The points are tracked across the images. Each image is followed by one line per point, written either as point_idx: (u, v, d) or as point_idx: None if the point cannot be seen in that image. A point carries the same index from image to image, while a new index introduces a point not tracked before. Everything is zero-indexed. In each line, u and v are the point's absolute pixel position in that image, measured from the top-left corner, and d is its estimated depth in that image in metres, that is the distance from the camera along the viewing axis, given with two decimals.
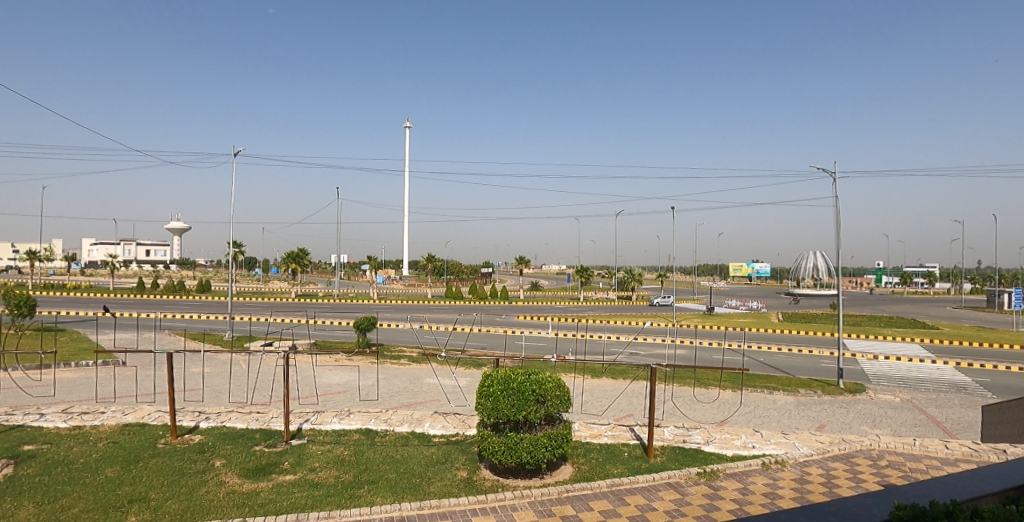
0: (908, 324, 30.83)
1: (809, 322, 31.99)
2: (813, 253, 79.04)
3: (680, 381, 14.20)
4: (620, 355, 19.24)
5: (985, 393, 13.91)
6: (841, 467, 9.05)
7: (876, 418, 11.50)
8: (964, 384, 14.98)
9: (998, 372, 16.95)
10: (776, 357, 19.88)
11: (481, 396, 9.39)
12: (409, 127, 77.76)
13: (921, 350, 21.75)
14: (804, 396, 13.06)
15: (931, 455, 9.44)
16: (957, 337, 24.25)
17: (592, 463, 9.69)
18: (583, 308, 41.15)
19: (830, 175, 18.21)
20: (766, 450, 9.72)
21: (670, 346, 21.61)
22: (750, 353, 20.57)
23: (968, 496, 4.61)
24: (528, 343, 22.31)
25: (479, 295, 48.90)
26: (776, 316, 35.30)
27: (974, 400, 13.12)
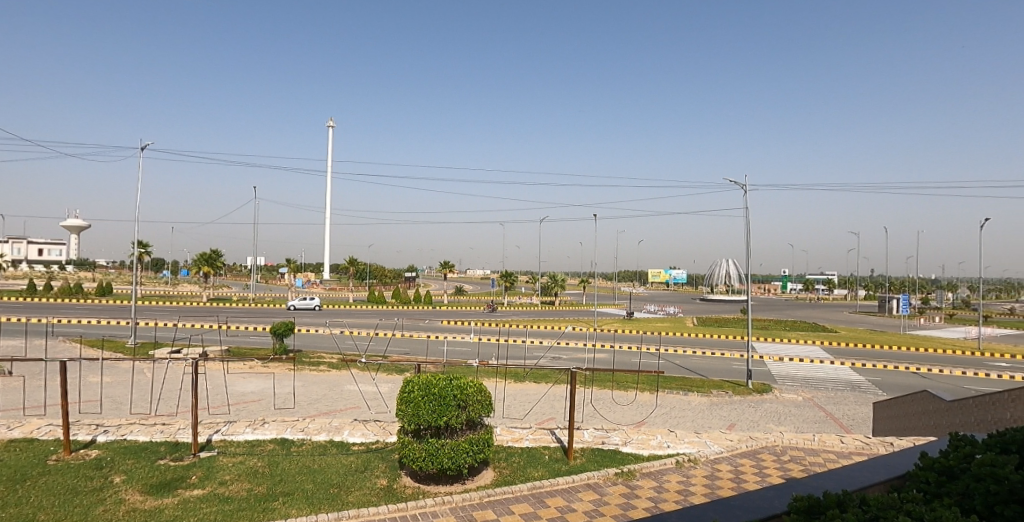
0: (810, 328, 33.02)
1: (723, 327, 33.53)
2: (725, 261, 83.51)
3: (600, 384, 14.53)
4: (542, 359, 19.48)
5: (876, 391, 15.04)
6: (749, 462, 9.47)
7: (781, 416, 12.19)
8: (858, 382, 16.19)
9: (887, 371, 18.44)
10: (692, 359, 20.75)
11: (402, 402, 9.21)
12: (332, 125, 74.89)
13: (820, 352, 23.35)
14: (716, 396, 13.67)
15: (828, 448, 10.05)
16: (850, 340, 26.23)
17: (513, 467, 9.73)
18: (508, 314, 41.51)
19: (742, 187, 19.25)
20: (680, 449, 10.08)
21: (591, 350, 22.11)
22: (668, 356, 21.34)
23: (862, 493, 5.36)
24: (451, 348, 22.18)
25: (402, 300, 48.23)
26: (691, 321, 37.06)
27: (866, 397, 14.18)
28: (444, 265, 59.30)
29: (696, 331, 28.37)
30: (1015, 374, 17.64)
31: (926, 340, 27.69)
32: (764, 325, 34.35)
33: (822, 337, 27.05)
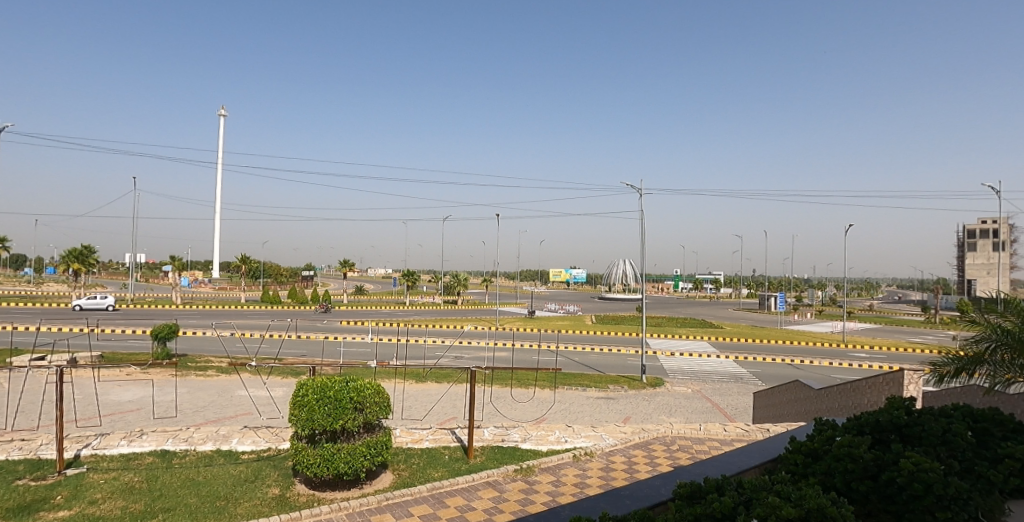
0: (699, 324, 35.25)
1: (621, 324, 34.92)
2: (622, 261, 87.51)
3: (502, 382, 14.67)
4: (445, 359, 19.40)
5: (755, 382, 16.25)
6: (641, 453, 9.90)
7: (672, 408, 12.87)
8: (740, 374, 17.46)
9: (765, 363, 20.05)
10: (591, 356, 21.49)
11: (295, 406, 8.81)
12: (224, 115, 70.43)
13: (708, 346, 24.92)
14: (613, 391, 14.22)
15: (712, 436, 10.72)
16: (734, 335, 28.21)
17: (413, 469, 9.60)
18: (409, 313, 41.08)
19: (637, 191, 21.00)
20: (577, 443, 10.37)
21: (496, 349, 22.25)
22: (569, 353, 21.96)
23: (740, 478, 6.43)
24: (350, 349, 21.59)
25: (299, 300, 46.33)
26: (590, 319, 38.48)
27: (746, 388, 15.32)
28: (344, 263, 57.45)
29: (596, 328, 29.36)
30: (871, 363, 19.75)
31: (798, 334, 30.38)
32: (658, 322, 36.19)
33: (710, 333, 28.91)
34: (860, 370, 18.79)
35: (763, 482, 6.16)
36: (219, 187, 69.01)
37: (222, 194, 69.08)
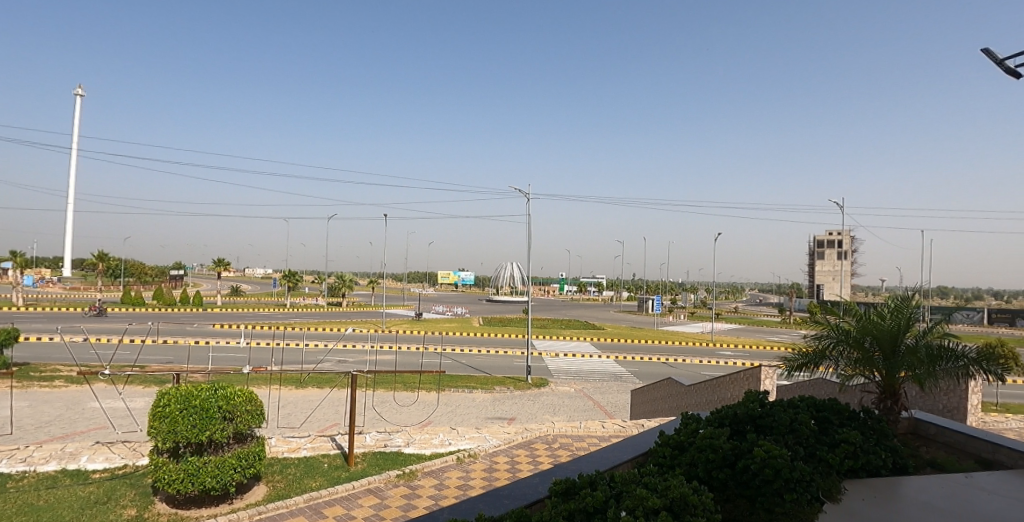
0: (582, 325, 36.79)
1: (509, 326, 35.59)
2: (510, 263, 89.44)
3: (387, 386, 14.43)
4: (327, 364, 18.76)
5: (632, 380, 17.21)
6: (523, 452, 10.11)
7: (555, 407, 13.29)
8: (619, 373, 18.41)
9: (641, 361, 21.32)
10: (478, 357, 21.71)
11: (154, 418, 8.11)
12: (78, 96, 63.45)
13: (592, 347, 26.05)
14: (499, 392, 14.44)
15: (591, 433, 11.18)
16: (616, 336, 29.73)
17: (289, 480, 9.18)
18: (289, 315, 39.35)
19: (523, 195, 22.00)
20: (461, 445, 10.42)
21: (383, 352, 21.83)
22: (458, 355, 22.03)
23: (613, 471, 6.71)
24: (221, 354, 20.26)
25: (164, 301, 42.72)
26: (477, 320, 38.82)
27: (624, 386, 16.17)
28: (218, 262, 53.86)
29: (484, 331, 29.67)
30: (733, 360, 21.63)
31: (672, 334, 32.59)
32: (544, 323, 37.31)
33: (593, 334, 30.25)
34: (725, 367, 20.50)
35: (633, 475, 6.44)
36: (72, 176, 62.10)
37: (75, 183, 62.24)
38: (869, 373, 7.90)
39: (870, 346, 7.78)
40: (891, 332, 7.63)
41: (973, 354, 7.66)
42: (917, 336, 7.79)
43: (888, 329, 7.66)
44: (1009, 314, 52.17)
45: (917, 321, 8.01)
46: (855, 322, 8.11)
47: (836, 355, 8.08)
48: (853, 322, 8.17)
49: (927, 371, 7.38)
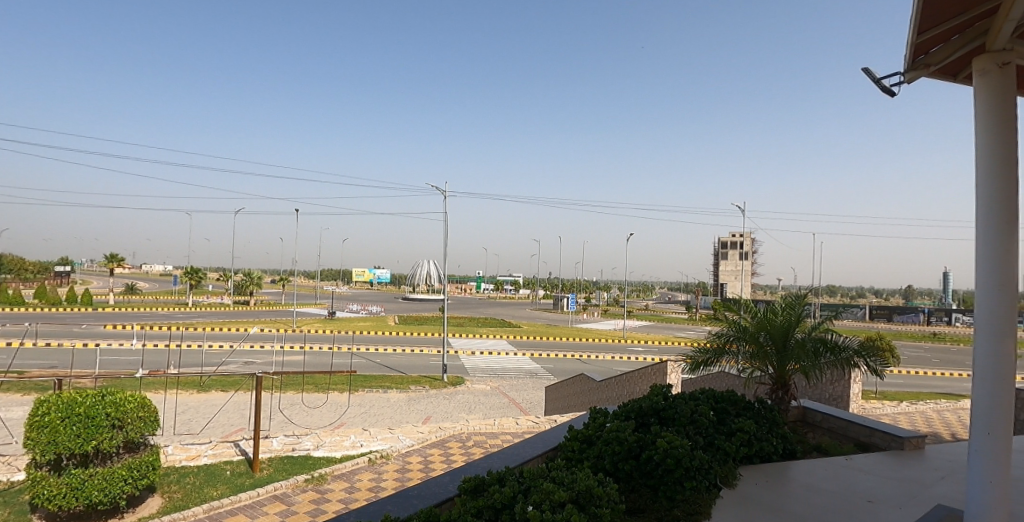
0: (499, 324, 37.18)
1: (426, 325, 35.29)
2: (427, 261, 88.92)
3: (296, 388, 13.95)
4: (232, 366, 17.88)
5: (547, 377, 17.55)
6: (437, 451, 10.07)
7: (471, 406, 13.34)
8: (535, 370, 18.75)
9: (556, 358, 21.83)
10: (393, 357, 21.44)
11: (30, 428, 7.41)
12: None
13: (508, 345, 26.30)
14: (414, 392, 14.31)
15: (505, 430, 11.31)
16: (533, 334, 30.19)
17: (187, 489, 8.67)
18: (191, 315, 37.17)
19: (441, 192, 23.38)
20: (373, 447, 10.25)
21: (294, 353, 21.05)
22: (373, 354, 21.66)
23: (521, 467, 6.74)
24: (112, 357, 18.81)
25: (45, 300, 39.06)
26: (393, 319, 38.29)
27: (539, 382, 16.49)
28: (110, 258, 49.95)
29: (401, 330, 29.26)
30: (642, 356, 22.60)
31: (586, 332, 33.51)
32: (461, 322, 37.23)
33: (510, 333, 30.55)
34: (636, 363, 21.32)
35: (541, 470, 6.47)
36: None
37: None
38: (763, 366, 8.41)
39: (764, 340, 8.29)
40: (783, 327, 8.18)
41: (855, 347, 8.29)
42: (806, 331, 8.36)
43: (782, 325, 8.18)
44: (886, 311, 57.42)
45: (807, 317, 8.58)
46: (751, 317, 8.61)
47: (734, 350, 8.53)
48: (750, 318, 8.64)
49: (813, 363, 7.96)
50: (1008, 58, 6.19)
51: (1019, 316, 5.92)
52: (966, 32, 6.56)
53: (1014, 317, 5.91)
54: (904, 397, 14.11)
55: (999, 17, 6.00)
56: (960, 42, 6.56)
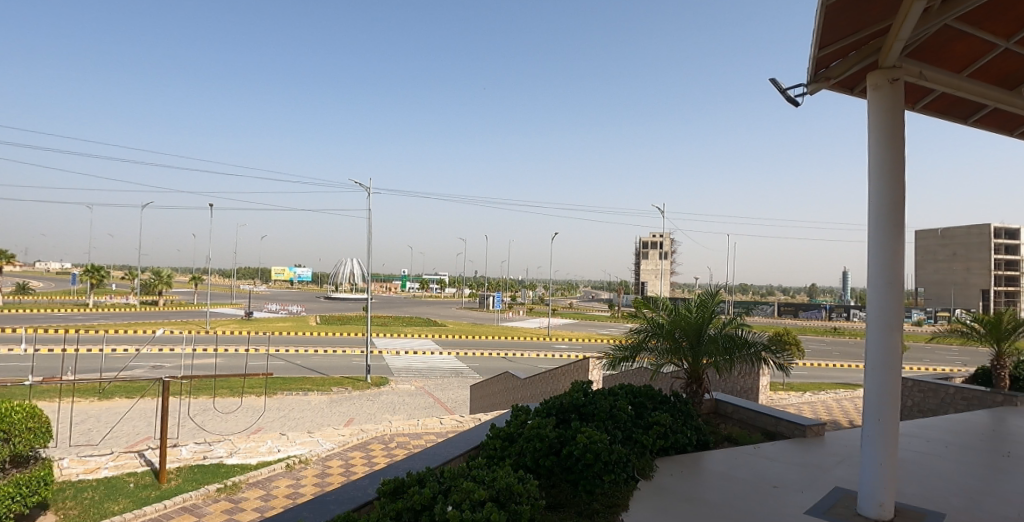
0: (425, 322, 36.84)
1: (349, 325, 34.38)
2: (351, 259, 86.93)
3: (209, 393, 13.22)
4: (137, 370, 16.71)
5: (472, 375, 17.53)
6: (358, 454, 9.80)
7: (395, 406, 13.10)
8: (460, 369, 18.69)
9: (481, 357, 21.86)
10: (314, 358, 20.74)
11: None
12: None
13: (434, 344, 26.07)
14: (336, 394, 13.90)
15: (429, 430, 11.18)
16: (459, 333, 30.07)
17: (84, 505, 7.99)
18: (90, 317, 34.48)
19: (365, 190, 22.92)
20: (291, 452, 9.86)
21: (206, 357, 19.92)
22: (293, 356, 20.88)
23: (442, 467, 6.66)
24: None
25: None
26: (315, 319, 37.14)
27: (464, 381, 16.44)
28: None
29: (323, 330, 28.36)
30: (566, 353, 23.03)
31: (512, 330, 33.74)
32: (386, 322, 36.52)
33: (435, 331, 30.29)
34: (560, 360, 21.68)
35: (462, 469, 6.43)
36: None
37: None
38: (678, 361, 8.73)
39: (679, 336, 8.62)
40: (696, 323, 8.53)
41: (764, 342, 8.72)
42: (719, 327, 8.73)
43: (696, 321, 8.51)
44: (792, 308, 61.27)
45: (720, 313, 8.96)
46: (668, 314, 8.90)
47: (652, 345, 8.82)
48: (666, 315, 8.93)
49: (725, 358, 8.33)
50: (896, 75, 6.72)
51: (906, 311, 6.43)
52: (862, 48, 6.98)
53: (902, 312, 6.42)
54: (806, 387, 15.10)
55: (892, 37, 6.41)
56: (855, 58, 6.97)
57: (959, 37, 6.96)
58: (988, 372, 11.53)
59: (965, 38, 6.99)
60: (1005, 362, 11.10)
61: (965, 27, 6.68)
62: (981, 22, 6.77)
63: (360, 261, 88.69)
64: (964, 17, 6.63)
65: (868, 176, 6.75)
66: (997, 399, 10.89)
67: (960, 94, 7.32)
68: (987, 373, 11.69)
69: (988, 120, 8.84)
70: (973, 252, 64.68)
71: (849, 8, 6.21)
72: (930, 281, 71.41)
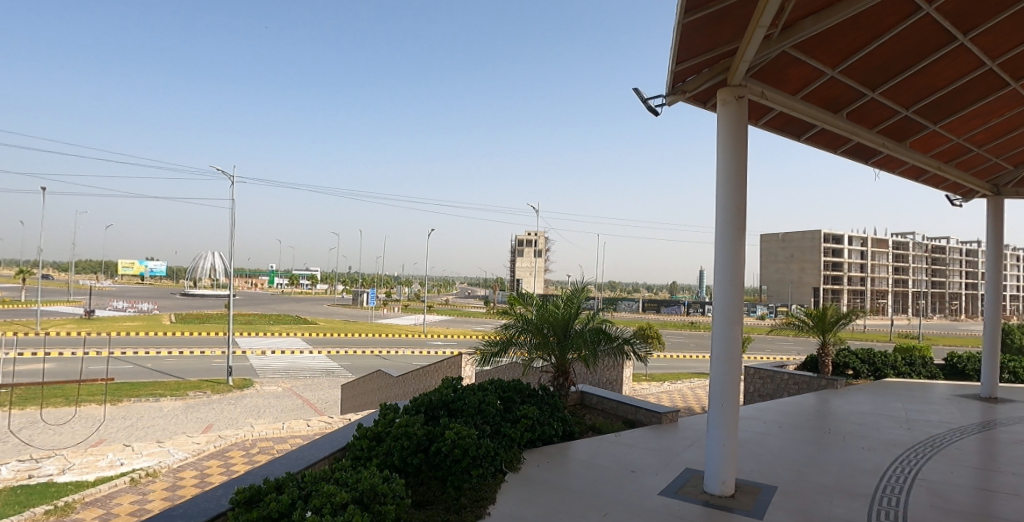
0: (294, 321, 35.16)
1: (209, 324, 31.97)
2: (212, 253, 80.45)
3: (37, 403, 11.68)
4: None
5: (345, 374, 17.04)
6: (215, 463, 9.14)
7: (260, 409, 12.40)
8: (332, 368, 18.09)
9: (354, 356, 21.32)
10: (167, 360, 19.04)
11: None
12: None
13: (304, 343, 24.99)
14: (192, 398, 12.87)
15: (295, 433, 10.70)
16: (332, 331, 29.05)
17: None
18: None
19: (226, 178, 21.31)
20: (136, 465, 8.97)
21: (33, 362, 17.53)
22: (142, 359, 19.01)
23: (304, 471, 6.36)
24: None
25: None
26: (168, 318, 34.02)
27: (336, 381, 15.94)
28: None
29: (178, 329, 26.07)
30: (442, 350, 23.13)
31: (387, 327, 33.15)
32: (251, 321, 34.32)
33: (305, 330, 29.00)
34: (436, 357, 21.70)
35: (325, 472, 6.17)
36: None
37: None
38: (546, 356, 9.07)
39: (547, 331, 8.96)
40: (563, 319, 8.89)
41: (625, 335, 9.29)
42: (584, 321, 9.16)
43: (562, 317, 8.88)
44: (655, 304, 65.87)
45: (586, 308, 9.41)
46: (536, 310, 9.20)
47: (521, 341, 9.08)
48: (535, 311, 9.23)
49: (590, 351, 8.78)
50: (742, 92, 7.43)
51: (745, 306, 7.11)
52: (714, 66, 7.58)
53: (742, 306, 7.09)
54: (665, 377, 16.32)
55: (738, 58, 7.05)
56: (709, 74, 7.57)
57: (794, 64, 7.75)
58: (815, 359, 13.14)
59: (799, 65, 7.80)
60: (829, 351, 12.77)
61: (799, 55, 7.49)
62: (811, 52, 7.58)
63: (222, 255, 82.46)
64: (798, 45, 7.41)
65: (717, 183, 7.39)
66: (821, 383, 12.46)
67: (794, 114, 8.23)
68: (814, 360, 13.33)
69: (817, 138, 9.98)
70: (807, 254, 72.58)
71: (702, 29, 6.70)
72: (772, 279, 80.03)
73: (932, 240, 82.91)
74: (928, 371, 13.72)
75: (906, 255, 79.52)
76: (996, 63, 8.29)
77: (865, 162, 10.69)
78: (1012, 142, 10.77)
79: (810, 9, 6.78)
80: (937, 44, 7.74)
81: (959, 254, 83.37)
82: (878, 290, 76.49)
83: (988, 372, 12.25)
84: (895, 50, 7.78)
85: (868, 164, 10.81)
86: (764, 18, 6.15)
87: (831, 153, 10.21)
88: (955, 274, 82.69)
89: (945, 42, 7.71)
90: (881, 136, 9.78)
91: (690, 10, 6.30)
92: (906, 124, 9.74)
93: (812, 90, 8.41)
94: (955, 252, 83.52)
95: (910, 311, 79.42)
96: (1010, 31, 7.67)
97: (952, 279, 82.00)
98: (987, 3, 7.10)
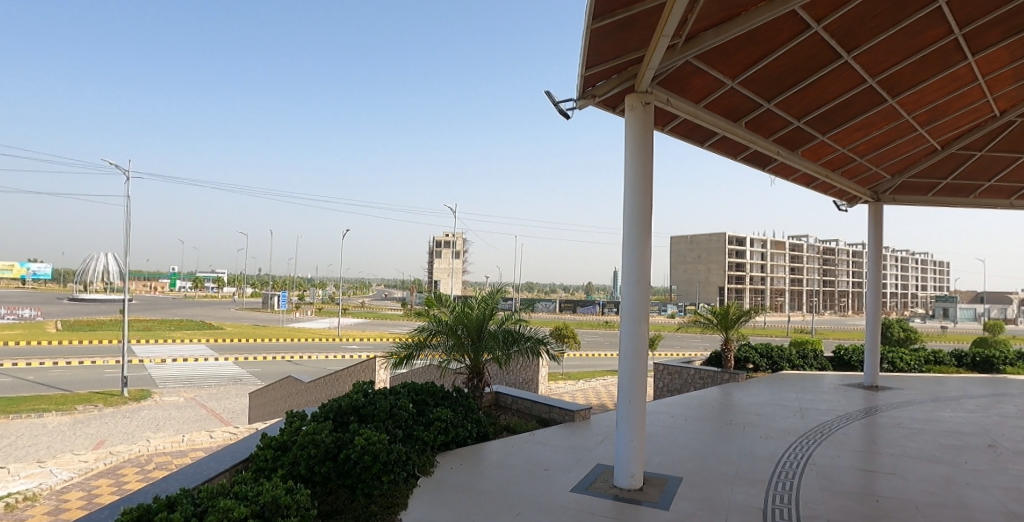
0: (197, 326, 33.26)
1: (101, 331, 29.75)
2: (105, 254, 74.48)
3: None
4: None
5: (253, 381, 16.37)
6: (105, 482, 8.55)
7: (159, 422, 11.71)
8: (240, 375, 17.34)
9: (264, 362, 20.52)
10: (51, 372, 17.56)
11: None
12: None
13: (209, 350, 23.75)
14: (81, 413, 11.95)
15: (196, 446, 10.19)
16: (239, 336, 27.75)
17: None
18: None
19: (123, 173, 20.51)
20: (12, 488, 8.24)
21: None
22: (22, 371, 17.43)
23: (201, 487, 6.06)
24: None
25: None
26: (52, 326, 31.27)
27: (244, 389, 15.29)
28: None
29: (64, 338, 24.06)
30: (357, 354, 22.69)
31: (300, 331, 32.07)
32: (149, 327, 32.13)
33: (211, 335, 27.58)
34: (351, 361, 21.26)
35: (223, 487, 5.90)
36: None
37: None
38: (461, 357, 9.11)
39: (462, 333, 8.99)
40: (477, 320, 8.95)
41: (540, 334, 9.46)
42: (499, 322, 9.24)
43: (476, 318, 8.94)
44: (571, 304, 67.39)
45: (501, 309, 9.51)
46: (450, 312, 9.20)
47: (435, 343, 9.06)
48: (449, 313, 9.23)
49: (504, 351, 8.90)
50: (648, 99, 7.73)
51: (651, 305, 7.42)
52: (622, 73, 7.82)
53: (648, 305, 7.39)
54: (581, 375, 16.77)
55: (645, 65, 7.31)
56: (617, 81, 7.80)
57: (697, 74, 8.13)
58: (720, 355, 13.93)
59: (701, 75, 8.18)
60: (731, 346, 13.58)
61: (701, 65, 7.86)
62: (713, 62, 7.98)
63: (117, 255, 76.63)
64: (701, 55, 7.76)
65: (625, 187, 7.65)
66: (724, 377, 13.23)
67: (696, 121, 8.65)
68: (718, 355, 14.14)
69: (719, 145, 10.53)
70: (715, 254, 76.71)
71: (610, 36, 6.89)
72: (682, 278, 83.93)
73: (825, 242, 89.83)
74: (819, 363, 14.88)
75: (802, 256, 85.64)
76: (876, 81, 9.08)
77: (762, 169, 11.40)
78: (889, 153, 11.84)
79: (711, 22, 7.14)
80: (824, 60, 8.37)
81: (847, 255, 90.75)
82: (778, 288, 81.90)
83: (870, 363, 13.42)
84: (788, 64, 8.34)
85: (766, 169, 11.53)
86: (667, 28, 6.41)
87: (731, 159, 10.81)
88: (844, 273, 89.94)
89: (832, 59, 8.35)
90: (776, 144, 10.45)
91: (599, 16, 6.44)
92: (798, 134, 10.46)
93: (714, 99, 8.85)
94: (844, 253, 90.82)
95: (805, 307, 85.57)
96: (886, 52, 8.41)
97: (840, 278, 89.14)
98: (867, 25, 7.75)
